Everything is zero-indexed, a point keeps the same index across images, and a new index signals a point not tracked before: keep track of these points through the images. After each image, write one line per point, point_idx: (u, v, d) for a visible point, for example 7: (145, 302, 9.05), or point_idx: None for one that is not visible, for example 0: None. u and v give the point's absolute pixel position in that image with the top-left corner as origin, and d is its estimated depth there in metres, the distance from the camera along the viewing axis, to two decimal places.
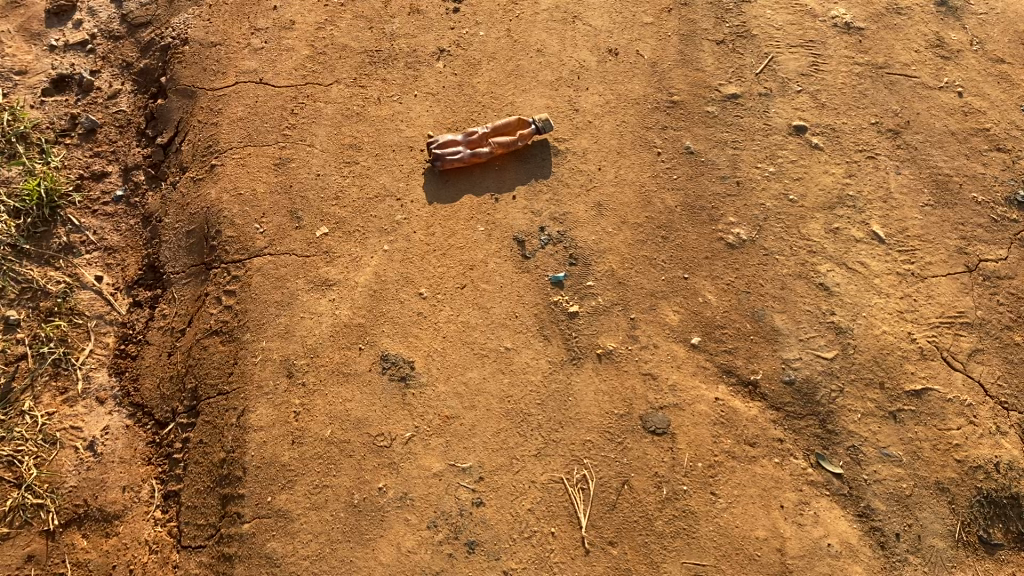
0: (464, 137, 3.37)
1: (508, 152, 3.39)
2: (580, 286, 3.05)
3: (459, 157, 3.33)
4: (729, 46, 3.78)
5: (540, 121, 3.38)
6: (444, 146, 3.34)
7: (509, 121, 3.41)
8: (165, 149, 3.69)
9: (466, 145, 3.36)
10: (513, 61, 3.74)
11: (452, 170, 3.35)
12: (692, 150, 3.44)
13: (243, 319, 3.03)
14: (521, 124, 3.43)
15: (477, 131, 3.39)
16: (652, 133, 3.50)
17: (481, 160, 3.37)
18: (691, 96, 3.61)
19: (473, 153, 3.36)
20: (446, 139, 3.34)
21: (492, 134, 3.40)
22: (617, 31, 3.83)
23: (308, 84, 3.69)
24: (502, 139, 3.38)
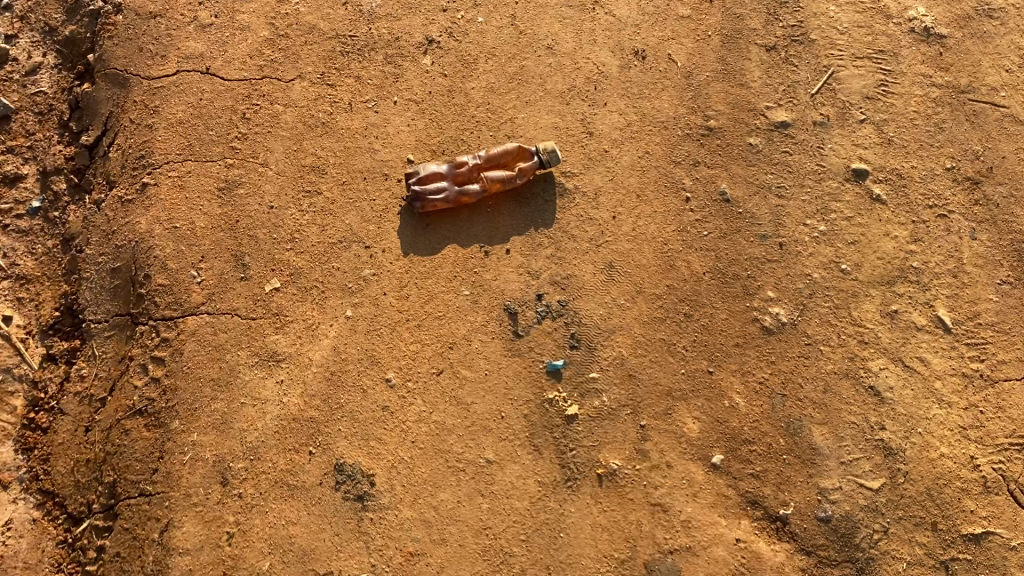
0: (451, 169, 2.75)
1: (505, 189, 2.77)
2: (581, 379, 2.51)
3: (444, 196, 2.72)
4: (780, 54, 3.10)
5: (545, 152, 2.75)
6: (427, 181, 2.72)
7: (507, 149, 2.78)
8: (90, 151, 3.07)
9: (453, 180, 2.75)
10: (517, 60, 3.06)
11: (435, 211, 2.74)
12: (727, 196, 2.83)
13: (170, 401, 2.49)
14: (522, 153, 2.80)
15: (467, 162, 2.77)
16: (680, 170, 2.87)
17: (471, 200, 2.75)
18: (731, 121, 2.96)
19: (461, 189, 2.74)
20: (428, 172, 2.72)
21: (486, 166, 2.78)
22: (646, 26, 3.13)
23: (265, 79, 3.02)
24: (497, 173, 2.75)
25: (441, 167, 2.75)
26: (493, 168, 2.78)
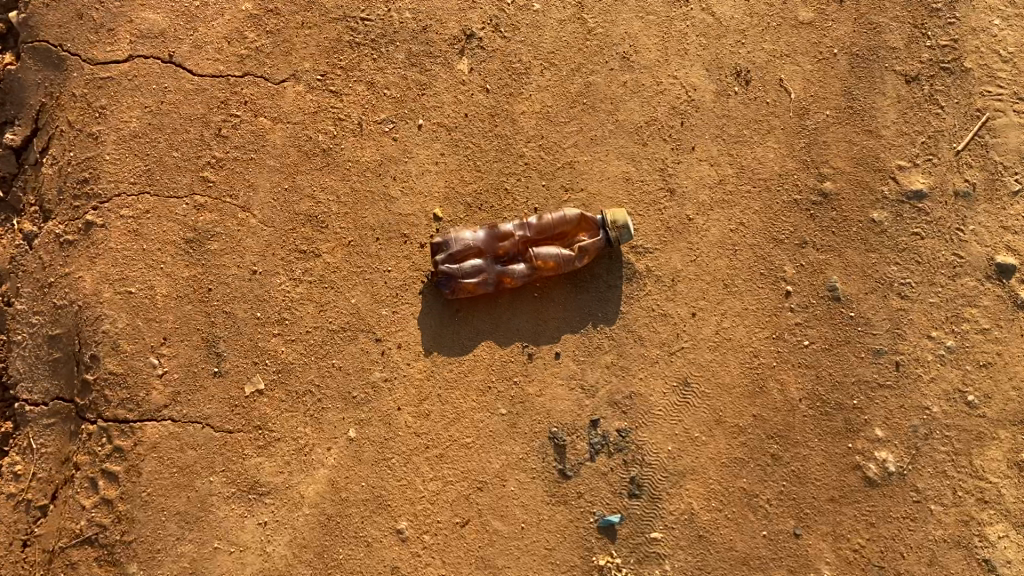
0: (492, 240, 2.12)
1: (559, 270, 2.13)
2: (639, 540, 2.04)
3: (480, 276, 2.09)
4: (923, 89, 2.35)
5: (614, 227, 2.10)
6: (459, 255, 2.09)
7: (566, 218, 2.13)
8: (18, 153, 2.31)
9: (493, 254, 2.11)
10: (582, 72, 2.28)
11: (467, 296, 2.12)
12: (838, 293, 2.22)
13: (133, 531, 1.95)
14: (584, 223, 2.15)
15: (513, 231, 2.13)
16: (782, 251, 2.24)
17: (515, 282, 2.12)
18: (852, 184, 2.29)
19: (504, 268, 2.11)
20: (461, 244, 2.09)
21: (537, 238, 2.14)
22: (755, 33, 2.35)
23: (247, 78, 2.26)
24: (551, 250, 2.11)
25: (479, 237, 2.11)
26: (545, 241, 2.14)
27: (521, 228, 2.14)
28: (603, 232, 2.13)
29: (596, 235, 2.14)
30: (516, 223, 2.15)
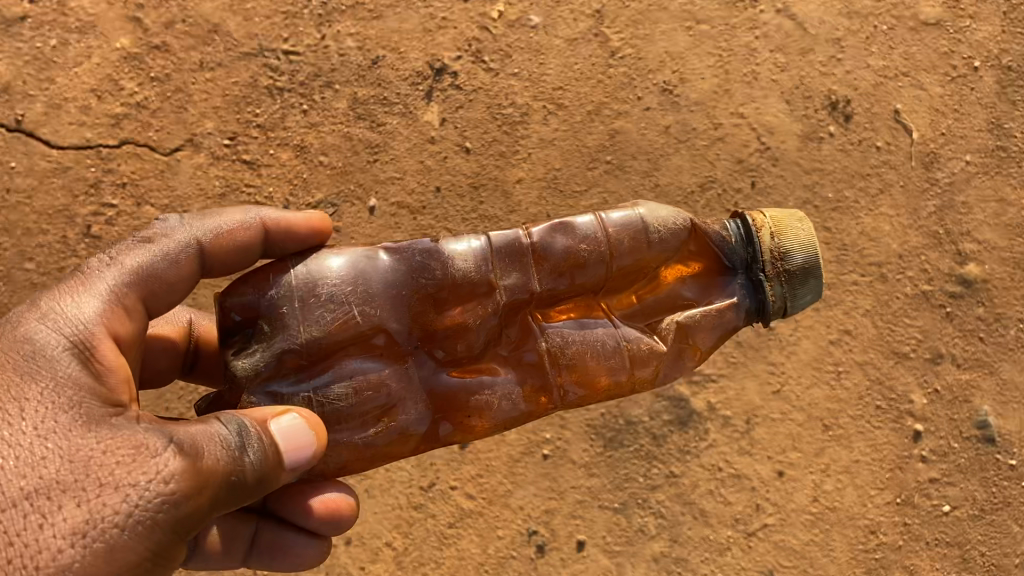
0: (420, 292, 0.91)
1: (640, 381, 0.97)
2: None
3: (368, 417, 0.88)
4: None
5: (774, 255, 0.97)
6: (308, 355, 0.86)
7: (659, 233, 0.96)
8: None
9: (424, 339, 0.93)
10: (607, 115, 1.51)
11: (330, 473, 0.92)
12: (990, 430, 1.51)
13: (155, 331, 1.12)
14: (694, 245, 1.00)
15: (478, 263, 0.93)
16: (907, 371, 1.51)
17: (495, 424, 0.94)
18: (1008, 265, 1.53)
19: (461, 383, 0.94)
20: (330, 319, 0.86)
21: (565, 266, 0.95)
22: (857, 42, 1.56)
23: (123, 150, 1.51)
24: (607, 331, 0.96)
25: (375, 282, 0.88)
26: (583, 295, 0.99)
27: (513, 260, 0.94)
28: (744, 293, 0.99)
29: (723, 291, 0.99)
30: (499, 244, 0.94)
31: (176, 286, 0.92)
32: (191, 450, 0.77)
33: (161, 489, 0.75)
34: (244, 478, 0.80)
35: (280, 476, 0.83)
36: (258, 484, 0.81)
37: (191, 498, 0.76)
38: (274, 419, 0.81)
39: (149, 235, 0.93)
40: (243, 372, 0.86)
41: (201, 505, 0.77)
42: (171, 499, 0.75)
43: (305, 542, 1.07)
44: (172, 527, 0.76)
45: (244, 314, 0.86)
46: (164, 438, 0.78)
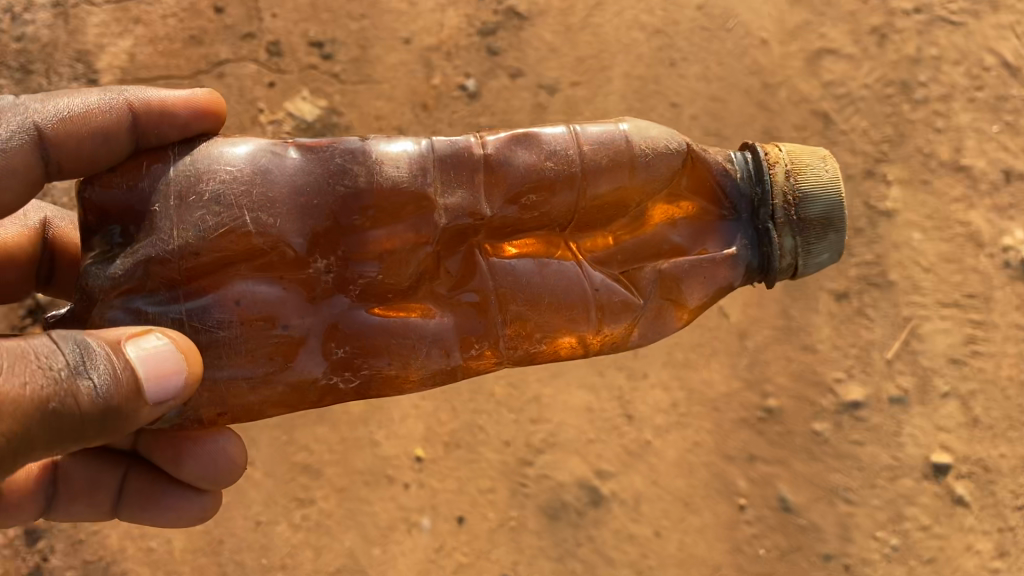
0: (326, 193, 1.37)
1: (621, 341, 1.54)
2: None
3: (270, 360, 1.37)
4: (852, 305, 2.59)
5: (789, 199, 1.54)
6: (197, 270, 1.32)
7: (651, 153, 1.48)
8: None
9: (338, 254, 1.41)
10: None
11: (217, 420, 1.40)
12: (787, 503, 2.49)
13: (16, 234, 1.84)
14: (688, 181, 1.56)
15: (406, 165, 1.39)
16: (734, 467, 2.50)
17: (415, 376, 1.44)
18: (793, 400, 2.54)
19: (386, 321, 1.43)
20: (213, 220, 1.31)
21: (497, 183, 1.44)
22: None
23: None
24: (570, 275, 1.50)
25: (275, 182, 1.34)
26: (531, 228, 1.51)
27: (435, 160, 1.41)
28: (755, 238, 1.56)
29: (720, 233, 1.57)
30: (425, 147, 1.41)
31: (11, 170, 1.49)
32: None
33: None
34: (70, 401, 1.18)
35: (143, 406, 1.24)
36: (92, 407, 1.20)
37: (7, 420, 1.13)
38: (131, 340, 1.22)
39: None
40: (93, 286, 1.31)
41: (8, 433, 1.13)
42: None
43: (196, 496, 1.85)
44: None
45: (109, 206, 1.34)
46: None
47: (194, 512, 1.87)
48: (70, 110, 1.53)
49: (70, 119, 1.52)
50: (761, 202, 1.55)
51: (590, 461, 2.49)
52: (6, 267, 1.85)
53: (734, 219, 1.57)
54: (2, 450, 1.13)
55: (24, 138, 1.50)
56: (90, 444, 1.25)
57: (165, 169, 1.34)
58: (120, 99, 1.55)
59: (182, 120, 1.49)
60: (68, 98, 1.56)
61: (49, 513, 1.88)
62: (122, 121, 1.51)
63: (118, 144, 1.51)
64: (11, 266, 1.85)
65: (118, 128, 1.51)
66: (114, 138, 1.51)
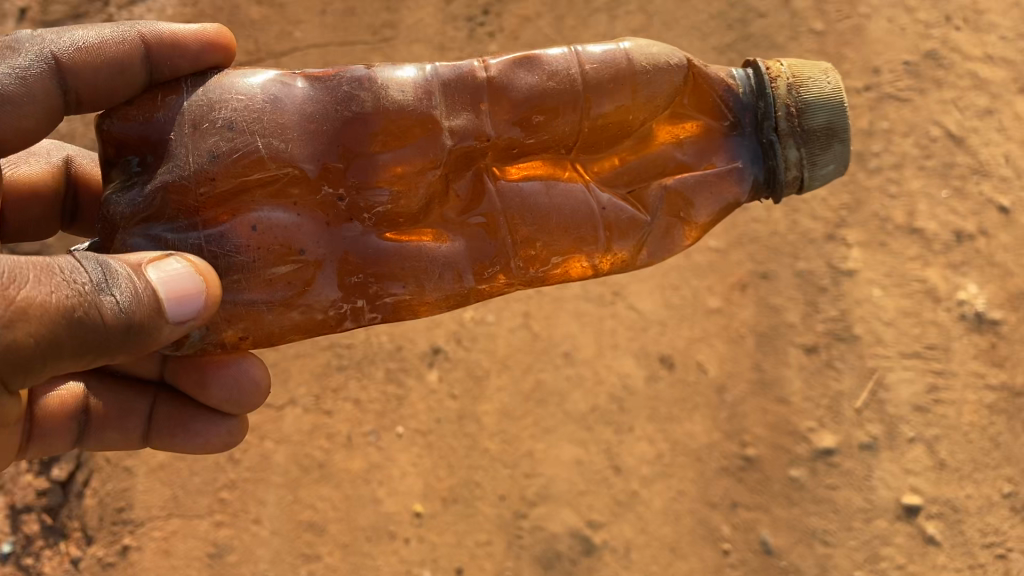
0: (335, 120, 1.48)
1: (628, 262, 1.67)
2: None
3: (290, 282, 1.50)
4: (822, 358, 2.77)
5: (790, 111, 1.63)
6: (215, 197, 1.44)
7: (651, 68, 1.57)
8: (63, 487, 2.63)
9: (349, 181, 1.53)
10: (533, 372, 2.74)
11: (242, 343, 1.53)
12: (769, 546, 2.64)
13: (41, 171, 2.04)
14: (689, 99, 1.67)
15: (411, 90, 1.50)
16: (717, 513, 2.66)
17: (429, 300, 1.59)
18: (770, 449, 2.71)
19: (396, 247, 1.57)
20: (227, 145, 1.41)
21: (501, 105, 1.54)
22: (674, 323, 2.79)
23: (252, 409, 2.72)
24: (577, 196, 1.63)
25: (285, 109, 1.45)
26: (538, 150, 1.63)
27: (440, 83, 1.52)
28: (756, 157, 1.67)
29: (727, 148, 1.68)
30: (428, 72, 1.52)
31: (33, 96, 1.63)
32: (8, 279, 1.27)
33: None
34: (92, 313, 1.30)
35: (167, 322, 1.36)
36: (114, 321, 1.32)
37: (30, 323, 1.26)
38: (152, 264, 1.34)
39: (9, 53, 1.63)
40: (115, 213, 1.42)
41: (32, 335, 1.27)
42: (6, 327, 1.25)
43: (222, 420, 2.01)
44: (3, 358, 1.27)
45: (128, 137, 1.45)
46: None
47: (219, 436, 2.03)
48: (84, 40, 1.66)
49: (86, 49, 1.65)
50: (764, 117, 1.64)
51: (581, 512, 2.64)
52: (30, 201, 2.04)
53: (739, 134, 1.68)
54: (33, 350, 1.28)
55: (42, 66, 1.63)
56: (115, 359, 1.38)
57: (179, 100, 1.45)
58: (132, 31, 1.67)
59: (193, 51, 1.62)
60: (83, 30, 1.69)
61: (81, 445, 2.02)
62: (135, 51, 1.64)
63: (134, 73, 1.64)
64: (35, 201, 2.04)
65: (131, 58, 1.64)
66: (129, 68, 1.64)
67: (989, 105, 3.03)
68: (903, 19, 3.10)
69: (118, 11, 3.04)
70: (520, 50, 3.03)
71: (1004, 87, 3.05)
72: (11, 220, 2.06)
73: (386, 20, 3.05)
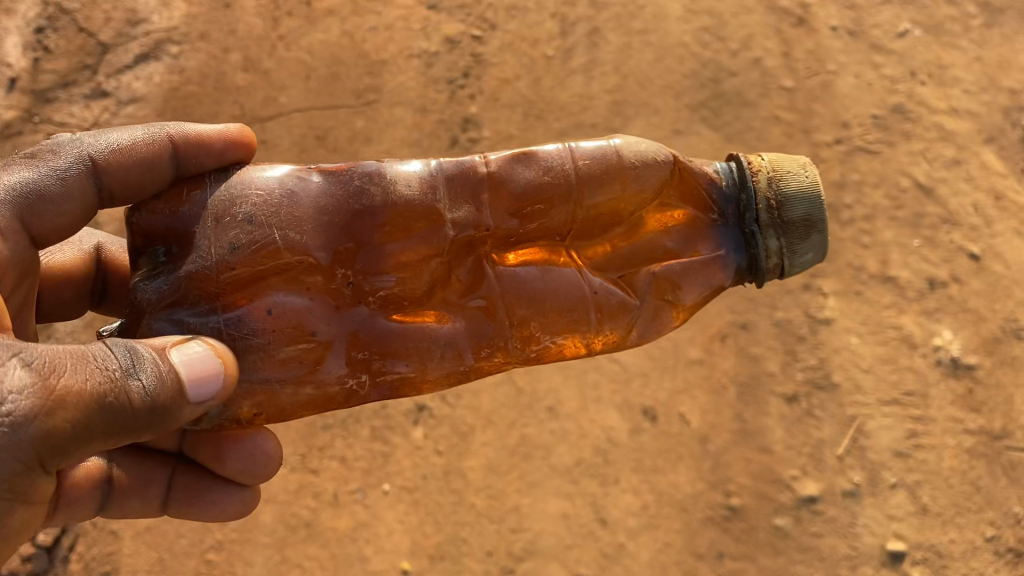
0: (344, 212, 1.54)
1: (620, 341, 1.71)
2: None
3: (301, 362, 1.52)
4: (802, 406, 2.82)
5: (771, 204, 1.70)
6: (234, 283, 1.48)
7: (640, 165, 1.65)
8: (48, 552, 2.60)
9: (357, 267, 1.57)
10: (518, 426, 2.77)
11: (255, 420, 1.55)
12: None
13: (73, 257, 2.10)
14: (676, 193, 1.75)
15: (417, 184, 1.57)
16: (704, 564, 2.68)
17: (431, 378, 1.62)
18: (755, 498, 2.73)
19: (402, 327, 1.60)
20: (247, 237, 1.47)
21: (501, 196, 1.61)
22: (656, 374, 2.83)
23: None
24: (570, 279, 1.67)
25: (301, 203, 1.51)
26: (536, 237, 1.69)
27: (447, 176, 1.59)
28: (736, 249, 1.74)
29: (711, 237, 1.74)
30: (436, 165, 1.59)
31: (69, 196, 1.67)
32: (47, 368, 1.29)
33: (20, 405, 1.26)
34: (123, 398, 1.33)
35: (188, 404, 1.38)
36: (142, 405, 1.34)
37: (66, 410, 1.29)
38: (174, 347, 1.37)
39: (40, 154, 1.68)
40: (141, 300, 1.47)
41: (67, 422, 1.29)
42: (43, 415, 1.27)
43: (238, 490, 2.02)
44: (39, 445, 1.28)
45: (155, 229, 1.52)
46: (12, 357, 1.30)
47: (234, 505, 2.03)
48: (119, 141, 1.70)
49: (120, 150, 1.69)
50: (746, 208, 1.71)
51: (568, 565, 2.65)
52: (61, 285, 2.09)
53: (723, 224, 1.74)
54: (67, 437, 1.29)
55: (80, 168, 1.67)
56: (140, 439, 1.39)
57: (203, 195, 1.52)
58: (162, 132, 1.72)
59: (218, 149, 1.66)
60: (118, 131, 1.74)
61: (103, 513, 2.01)
62: (163, 150, 1.69)
63: (161, 172, 1.69)
64: (66, 285, 2.10)
65: (159, 157, 1.69)
66: (157, 166, 1.69)
67: (956, 155, 3.13)
68: (870, 75, 3.23)
69: (106, 79, 3.12)
70: (500, 111, 3.12)
71: (969, 138, 3.16)
72: (45, 303, 2.12)
73: (369, 84, 3.14)
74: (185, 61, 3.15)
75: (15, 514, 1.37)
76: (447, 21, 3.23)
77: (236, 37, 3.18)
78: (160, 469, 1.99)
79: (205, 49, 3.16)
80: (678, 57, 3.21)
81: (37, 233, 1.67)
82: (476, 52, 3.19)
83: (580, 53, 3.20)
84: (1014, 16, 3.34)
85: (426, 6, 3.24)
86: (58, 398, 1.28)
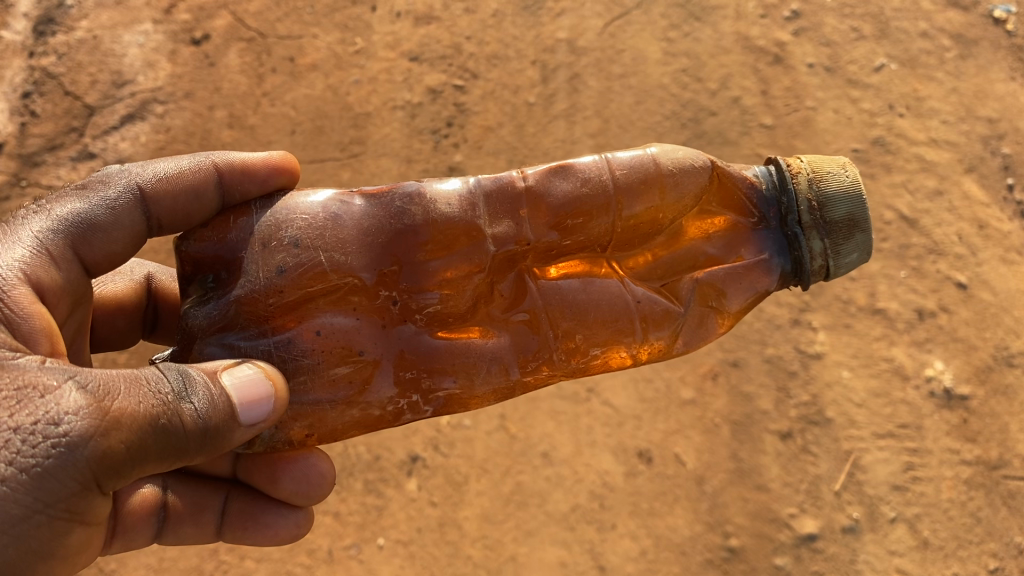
0: (387, 232, 1.53)
1: (666, 350, 1.69)
2: None
3: (350, 381, 1.53)
4: (797, 443, 2.80)
5: (813, 205, 1.67)
6: (283, 307, 1.49)
7: (679, 170, 1.63)
8: None
9: (401, 286, 1.57)
10: (512, 474, 2.75)
11: (306, 441, 1.56)
12: None
13: (125, 287, 2.09)
14: (717, 202, 1.73)
15: (457, 201, 1.56)
16: None
17: (479, 394, 1.62)
18: (754, 538, 2.71)
19: (447, 345, 1.60)
20: (293, 260, 1.48)
21: (541, 210, 1.59)
22: (648, 416, 2.82)
23: None
24: (613, 291, 1.66)
25: (344, 225, 1.51)
26: (576, 251, 1.68)
27: (486, 194, 1.58)
28: (779, 253, 1.71)
29: (753, 242, 1.72)
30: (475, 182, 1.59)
31: (119, 224, 1.65)
32: (102, 390, 1.28)
33: (76, 425, 1.24)
34: (176, 421, 1.31)
35: (238, 427, 1.38)
36: (195, 429, 1.33)
37: (121, 431, 1.27)
38: (224, 371, 1.39)
39: (87, 186, 1.67)
40: (192, 325, 1.49)
41: (123, 443, 1.27)
42: (100, 434, 1.25)
43: (290, 512, 1.99)
44: (95, 466, 1.26)
45: (203, 257, 1.52)
46: (68, 378, 1.29)
47: (288, 529, 2.01)
48: (165, 170, 1.70)
49: (167, 178, 1.69)
50: (788, 210, 1.68)
51: None
52: (116, 314, 2.08)
53: (766, 228, 1.72)
54: (122, 458, 1.28)
55: (128, 197, 1.66)
56: (193, 464, 1.38)
57: (250, 220, 1.53)
58: (205, 160, 1.72)
59: (262, 177, 1.70)
60: (163, 161, 1.74)
61: (159, 539, 1.96)
62: (208, 178, 1.69)
63: (209, 198, 1.69)
64: (120, 314, 2.09)
65: (206, 185, 1.69)
66: (204, 194, 1.69)
67: (938, 186, 3.16)
68: (849, 109, 3.28)
69: (92, 141, 3.15)
70: (484, 158, 3.16)
71: (950, 168, 3.19)
72: (100, 334, 2.10)
73: (353, 137, 3.18)
74: (171, 120, 3.19)
75: (72, 537, 1.35)
76: (429, 71, 3.27)
77: (220, 94, 3.22)
78: (211, 494, 1.96)
79: (190, 107, 3.20)
80: (658, 100, 3.26)
81: (88, 262, 1.64)
82: (459, 101, 3.23)
83: (562, 99, 3.24)
84: (987, 47, 3.41)
85: (408, 57, 3.28)
86: (116, 419, 1.27)
